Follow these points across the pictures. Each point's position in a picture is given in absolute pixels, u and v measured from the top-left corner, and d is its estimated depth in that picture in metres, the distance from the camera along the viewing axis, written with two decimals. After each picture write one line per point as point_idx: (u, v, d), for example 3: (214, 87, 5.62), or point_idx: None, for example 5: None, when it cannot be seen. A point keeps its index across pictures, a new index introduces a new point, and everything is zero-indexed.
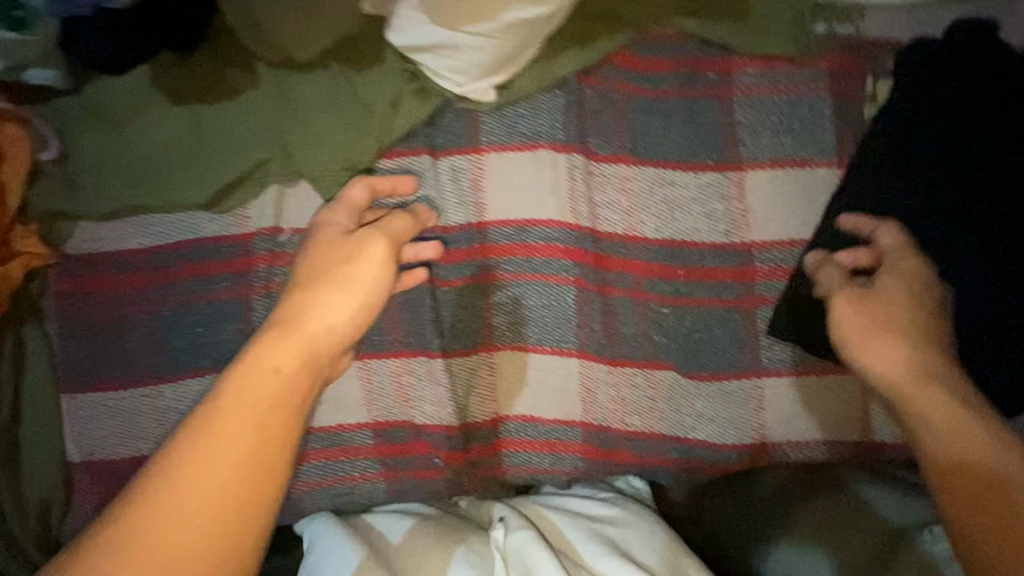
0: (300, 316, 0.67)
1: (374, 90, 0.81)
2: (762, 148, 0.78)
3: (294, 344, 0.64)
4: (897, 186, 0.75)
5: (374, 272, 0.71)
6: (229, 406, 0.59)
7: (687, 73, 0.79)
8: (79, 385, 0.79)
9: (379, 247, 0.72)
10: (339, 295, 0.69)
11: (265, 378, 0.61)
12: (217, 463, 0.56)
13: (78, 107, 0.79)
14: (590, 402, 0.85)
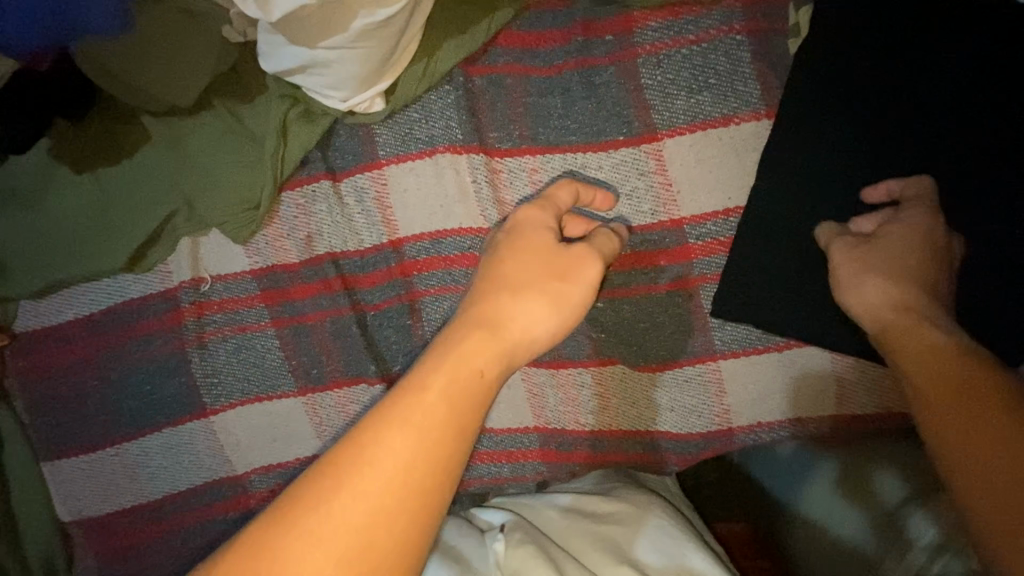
0: (521, 327, 0.53)
1: (261, 122, 0.78)
2: (678, 111, 0.69)
3: (502, 356, 0.51)
4: (831, 129, 0.66)
5: (581, 291, 0.57)
6: (436, 403, 0.46)
7: (580, 41, 0.71)
8: (55, 451, 0.84)
9: (594, 270, 0.59)
10: (543, 305, 0.55)
11: (471, 394, 0.47)
12: (388, 518, 0.42)
13: None
14: (540, 407, 0.80)
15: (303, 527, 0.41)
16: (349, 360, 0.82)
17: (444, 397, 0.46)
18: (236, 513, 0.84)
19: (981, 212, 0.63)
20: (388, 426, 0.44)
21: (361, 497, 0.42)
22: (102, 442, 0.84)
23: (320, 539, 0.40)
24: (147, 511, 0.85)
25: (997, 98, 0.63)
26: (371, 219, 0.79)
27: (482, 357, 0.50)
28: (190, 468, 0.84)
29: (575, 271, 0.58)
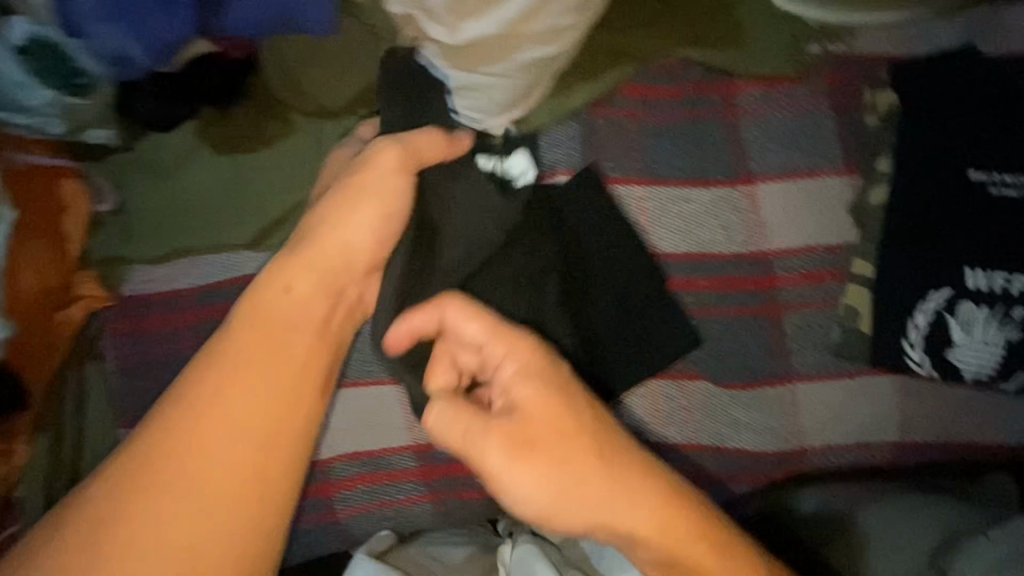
0: (281, 280, 0.70)
1: None
2: (772, 162, 0.81)
3: (322, 292, 0.71)
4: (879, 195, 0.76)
5: (385, 179, 0.71)
6: (254, 335, 0.69)
7: (691, 97, 0.84)
8: (135, 420, 0.82)
9: (390, 155, 0.72)
10: (358, 213, 0.71)
11: (275, 330, 0.69)
12: (255, 411, 0.66)
13: (134, 162, 0.87)
14: (628, 415, 0.82)
15: (200, 394, 0.66)
16: None
17: (259, 327, 0.69)
18: (317, 499, 0.83)
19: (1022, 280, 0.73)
20: (218, 364, 0.68)
21: (221, 397, 0.66)
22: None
23: (213, 438, 0.65)
24: None
25: None
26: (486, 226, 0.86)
27: (302, 285, 0.70)
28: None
29: (355, 203, 0.72)
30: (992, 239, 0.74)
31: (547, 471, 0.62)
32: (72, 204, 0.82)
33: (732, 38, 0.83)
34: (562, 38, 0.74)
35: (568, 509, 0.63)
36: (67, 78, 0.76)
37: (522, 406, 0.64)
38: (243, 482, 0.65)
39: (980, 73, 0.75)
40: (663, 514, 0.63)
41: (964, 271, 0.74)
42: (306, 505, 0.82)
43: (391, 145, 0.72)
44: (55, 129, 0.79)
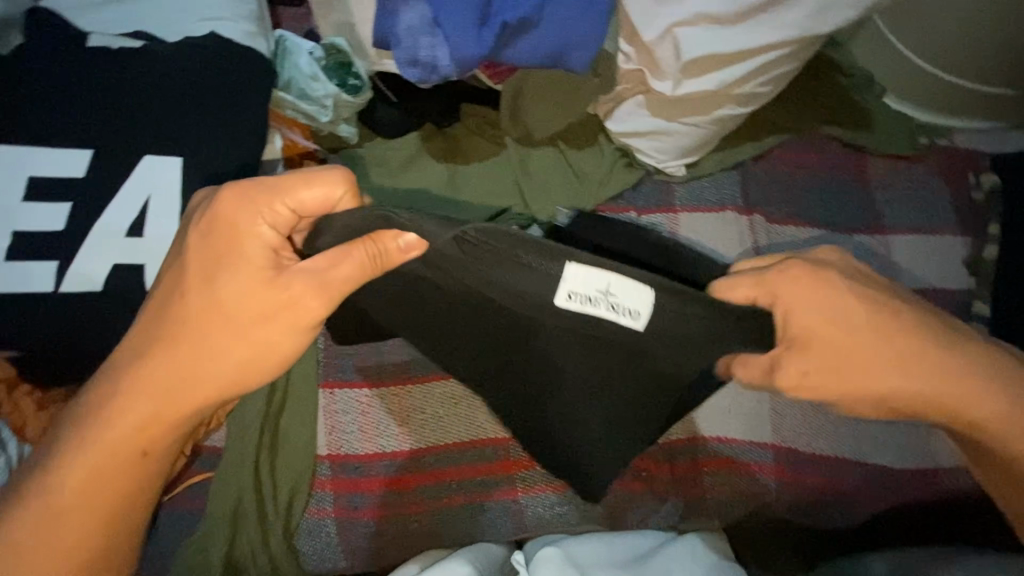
0: (162, 387, 0.65)
1: (592, 164, 1.04)
2: (899, 220, 1.01)
3: (170, 406, 0.66)
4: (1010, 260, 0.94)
5: (280, 335, 0.63)
6: (98, 446, 0.66)
7: (833, 163, 1.04)
8: (338, 381, 0.86)
9: (307, 307, 0.61)
10: (232, 354, 0.64)
11: (123, 438, 0.66)
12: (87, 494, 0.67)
13: (365, 156, 1.00)
14: (778, 424, 0.94)
15: (83, 463, 0.67)
16: None
17: (135, 430, 0.66)
18: (498, 478, 0.87)
19: None
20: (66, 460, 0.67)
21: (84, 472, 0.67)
22: (382, 386, 0.86)
23: (71, 521, 0.67)
24: (406, 459, 0.85)
25: None
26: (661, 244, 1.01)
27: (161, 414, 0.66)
28: (471, 425, 0.87)
29: (295, 321, 0.62)
30: None
31: (821, 364, 0.64)
32: None
33: (865, 123, 1.05)
34: (753, 101, 0.94)
35: (852, 387, 0.66)
36: (346, 81, 0.92)
37: (806, 328, 0.62)
38: (108, 536, 0.69)
39: None
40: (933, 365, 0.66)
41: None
42: (490, 480, 0.86)
43: (309, 297, 0.61)
44: (320, 118, 0.93)
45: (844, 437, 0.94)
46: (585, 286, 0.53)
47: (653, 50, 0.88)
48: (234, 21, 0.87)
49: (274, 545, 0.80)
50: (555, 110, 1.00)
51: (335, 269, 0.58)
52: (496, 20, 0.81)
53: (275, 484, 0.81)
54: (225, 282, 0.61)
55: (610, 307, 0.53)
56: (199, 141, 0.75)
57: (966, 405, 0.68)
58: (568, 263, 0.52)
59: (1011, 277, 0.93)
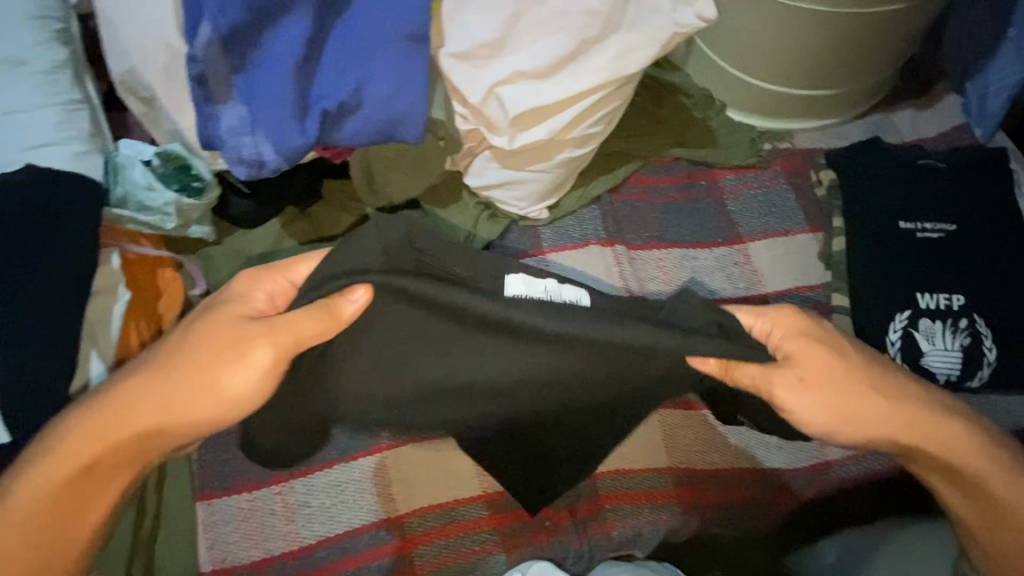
0: (127, 405, 0.65)
1: (456, 219, 1.06)
2: (753, 227, 1.06)
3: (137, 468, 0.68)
4: (859, 249, 0.99)
5: (246, 383, 0.65)
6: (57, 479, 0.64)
7: (685, 182, 1.09)
8: (215, 491, 0.85)
9: (261, 356, 0.64)
10: (200, 398, 0.65)
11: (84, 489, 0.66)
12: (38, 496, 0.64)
13: (224, 254, 1.00)
14: (671, 445, 0.96)
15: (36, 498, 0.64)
16: None
17: (88, 442, 0.65)
18: (395, 558, 0.85)
19: (961, 296, 0.96)
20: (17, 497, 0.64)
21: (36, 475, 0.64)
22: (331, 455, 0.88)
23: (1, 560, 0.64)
24: (296, 559, 0.84)
25: (955, 237, 0.99)
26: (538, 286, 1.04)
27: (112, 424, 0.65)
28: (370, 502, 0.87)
29: (249, 364, 0.64)
30: (931, 274, 0.97)
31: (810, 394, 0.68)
32: (169, 290, 0.93)
33: (710, 140, 1.10)
34: (591, 141, 0.98)
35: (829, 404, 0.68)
36: (188, 184, 0.92)
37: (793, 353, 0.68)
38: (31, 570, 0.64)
39: (886, 157, 1.04)
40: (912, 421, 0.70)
41: (917, 295, 0.96)
42: (387, 564, 0.85)
43: (262, 347, 0.63)
44: (167, 225, 0.92)
45: (736, 448, 0.97)
46: (530, 287, 0.65)
47: (481, 109, 0.91)
48: (59, 144, 0.84)
49: None
50: (410, 177, 1.02)
51: (290, 314, 0.63)
52: (316, 109, 0.83)
53: None
54: (192, 339, 0.66)
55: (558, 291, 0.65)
56: (17, 280, 0.73)
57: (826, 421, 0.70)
58: (508, 274, 0.65)
59: (858, 266, 0.98)
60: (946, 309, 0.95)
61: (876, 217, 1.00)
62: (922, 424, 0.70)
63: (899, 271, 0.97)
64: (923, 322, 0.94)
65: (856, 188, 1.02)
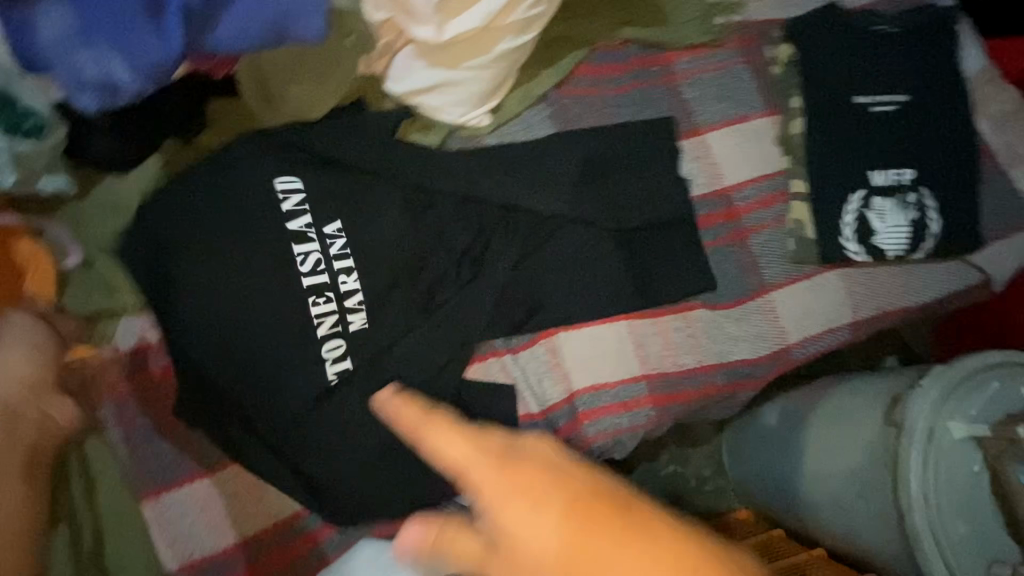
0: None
1: (375, 127, 0.87)
2: (710, 115, 0.98)
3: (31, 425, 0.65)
4: (815, 130, 0.95)
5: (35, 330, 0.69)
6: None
7: (638, 69, 0.98)
8: (158, 487, 0.74)
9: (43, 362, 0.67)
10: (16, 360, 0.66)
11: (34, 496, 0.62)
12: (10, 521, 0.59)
13: (94, 208, 0.79)
14: (644, 355, 0.94)
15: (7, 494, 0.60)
16: (475, 334, 0.86)
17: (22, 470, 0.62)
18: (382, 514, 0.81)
19: (910, 169, 0.95)
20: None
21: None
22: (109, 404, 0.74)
23: None
24: (274, 533, 0.77)
25: (903, 112, 0.96)
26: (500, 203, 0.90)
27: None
28: (111, 492, 0.71)
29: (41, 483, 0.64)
30: (881, 151, 0.95)
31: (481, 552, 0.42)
32: (34, 266, 0.73)
33: (658, 18, 0.98)
34: (533, 28, 0.85)
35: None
36: (14, 122, 0.68)
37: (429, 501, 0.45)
38: None
39: (838, 26, 0.98)
40: (575, 544, 0.40)
41: (869, 173, 0.95)
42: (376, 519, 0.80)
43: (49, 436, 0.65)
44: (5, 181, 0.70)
45: (707, 347, 0.96)
46: None
47: None
48: None
49: None
50: (325, 109, 0.85)
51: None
52: (175, 6, 0.62)
53: None
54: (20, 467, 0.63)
55: (305, 275, 0.79)
56: None
57: None
58: None
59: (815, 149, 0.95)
60: (892, 183, 0.95)
61: (828, 94, 0.96)
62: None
63: (851, 148, 0.95)
64: (875, 199, 0.95)
65: (814, 65, 0.96)
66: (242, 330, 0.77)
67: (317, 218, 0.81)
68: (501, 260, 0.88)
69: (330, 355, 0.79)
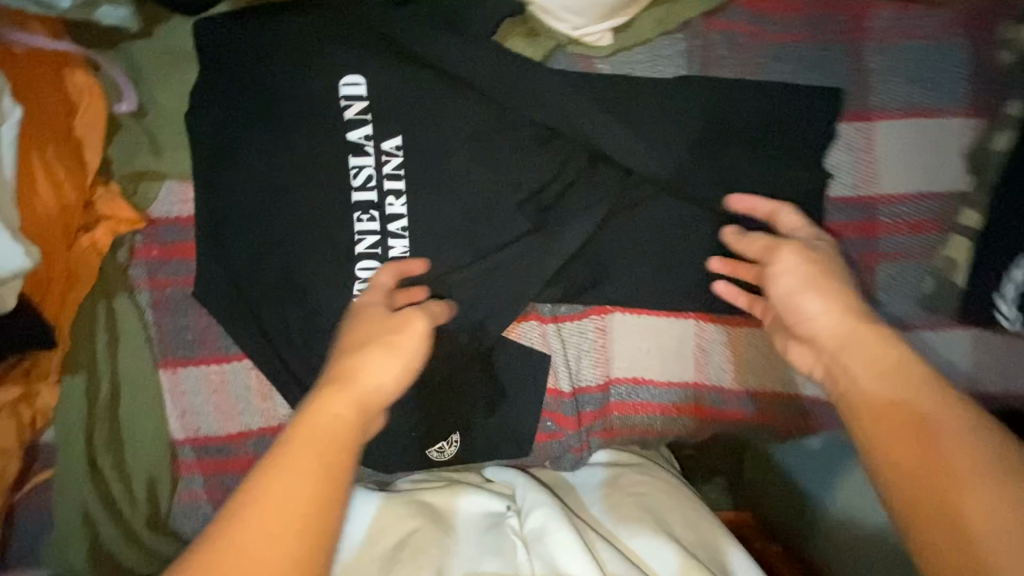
0: (307, 432, 0.46)
1: (478, 21, 0.73)
2: (892, 98, 0.76)
3: (356, 406, 0.49)
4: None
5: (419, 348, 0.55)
6: (296, 453, 0.44)
7: (818, 16, 0.77)
8: (180, 360, 0.74)
9: (423, 323, 0.57)
10: (387, 358, 0.53)
11: (336, 461, 0.45)
12: (292, 505, 0.42)
13: (153, 50, 0.72)
14: (703, 363, 0.83)
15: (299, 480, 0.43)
16: (526, 292, 0.76)
17: (320, 462, 0.44)
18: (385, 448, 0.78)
19: None
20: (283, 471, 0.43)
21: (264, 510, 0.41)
22: (139, 269, 0.72)
23: None
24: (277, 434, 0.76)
25: None
26: (592, 149, 0.75)
27: (298, 474, 0.43)
28: (132, 354, 0.72)
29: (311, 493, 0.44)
30: None
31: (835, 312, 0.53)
32: (85, 101, 0.68)
33: None
34: None
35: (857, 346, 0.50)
36: None
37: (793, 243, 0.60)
38: None
39: None
40: (861, 342, 0.50)
41: None
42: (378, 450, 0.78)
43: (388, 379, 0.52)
44: (61, 3, 0.63)
45: (778, 374, 0.83)
46: None
47: None
48: None
49: (133, 551, 0.73)
50: None
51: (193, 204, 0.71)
52: None
53: (127, 480, 0.72)
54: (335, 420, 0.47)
55: (356, 188, 0.73)
56: None
57: (891, 375, 0.46)
58: None
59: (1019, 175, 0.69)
60: None
61: None
62: (956, 459, 0.40)
63: None
64: None
65: None
66: (284, 223, 0.72)
67: (379, 130, 0.72)
68: (581, 216, 0.75)
69: (361, 277, 0.73)
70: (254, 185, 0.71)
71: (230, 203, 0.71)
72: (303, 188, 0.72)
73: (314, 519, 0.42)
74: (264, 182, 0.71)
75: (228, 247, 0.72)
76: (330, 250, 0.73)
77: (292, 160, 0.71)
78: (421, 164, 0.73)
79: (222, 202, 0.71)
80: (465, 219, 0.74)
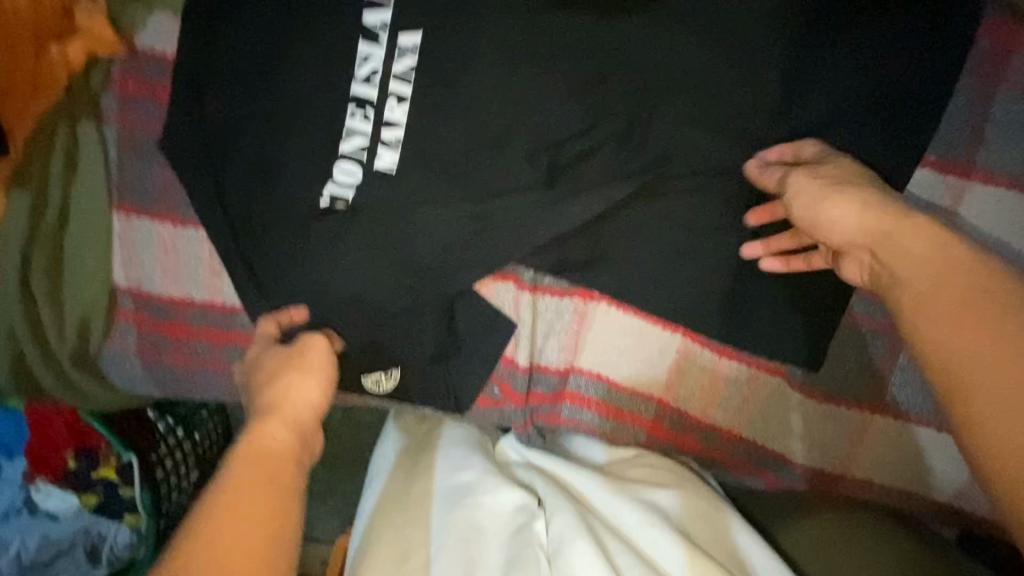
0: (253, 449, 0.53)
1: None
2: (1000, 158, 0.64)
3: (292, 429, 0.56)
4: None
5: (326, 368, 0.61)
6: (243, 470, 0.50)
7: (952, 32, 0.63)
8: (132, 208, 0.69)
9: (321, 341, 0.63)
10: (301, 380, 0.59)
11: (280, 468, 0.52)
12: (246, 512, 0.47)
13: None
14: (675, 382, 0.75)
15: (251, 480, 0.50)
16: (509, 249, 0.68)
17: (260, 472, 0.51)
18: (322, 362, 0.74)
19: None
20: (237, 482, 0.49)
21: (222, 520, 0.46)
22: (110, 99, 0.67)
23: None
24: (218, 312, 0.72)
25: None
26: (630, 115, 0.65)
27: (244, 491, 0.49)
28: (86, 186, 0.67)
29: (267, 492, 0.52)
30: None
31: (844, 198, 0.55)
32: None
33: None
34: None
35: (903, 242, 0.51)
36: None
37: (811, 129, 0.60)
38: None
39: None
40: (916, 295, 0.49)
41: None
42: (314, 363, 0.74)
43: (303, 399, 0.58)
44: None
45: (751, 420, 0.75)
46: None
47: None
48: None
49: (53, 376, 0.73)
50: None
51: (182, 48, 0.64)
52: None
53: (59, 309, 0.70)
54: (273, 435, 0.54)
55: (358, 79, 0.63)
56: None
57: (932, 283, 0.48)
58: None
59: None
60: None
61: None
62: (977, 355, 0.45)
63: None
64: None
65: None
66: (269, 93, 0.64)
67: (398, 20, 0.62)
68: (595, 187, 0.66)
69: (338, 180, 0.65)
70: (248, 42, 0.63)
71: (219, 55, 0.64)
72: (297, 62, 0.63)
73: (273, 525, 0.48)
74: (258, 43, 0.63)
75: (208, 104, 0.65)
76: (312, 140, 0.65)
77: (295, 26, 0.63)
78: (437, 73, 0.64)
79: (212, 52, 0.64)
80: (469, 150, 0.66)
